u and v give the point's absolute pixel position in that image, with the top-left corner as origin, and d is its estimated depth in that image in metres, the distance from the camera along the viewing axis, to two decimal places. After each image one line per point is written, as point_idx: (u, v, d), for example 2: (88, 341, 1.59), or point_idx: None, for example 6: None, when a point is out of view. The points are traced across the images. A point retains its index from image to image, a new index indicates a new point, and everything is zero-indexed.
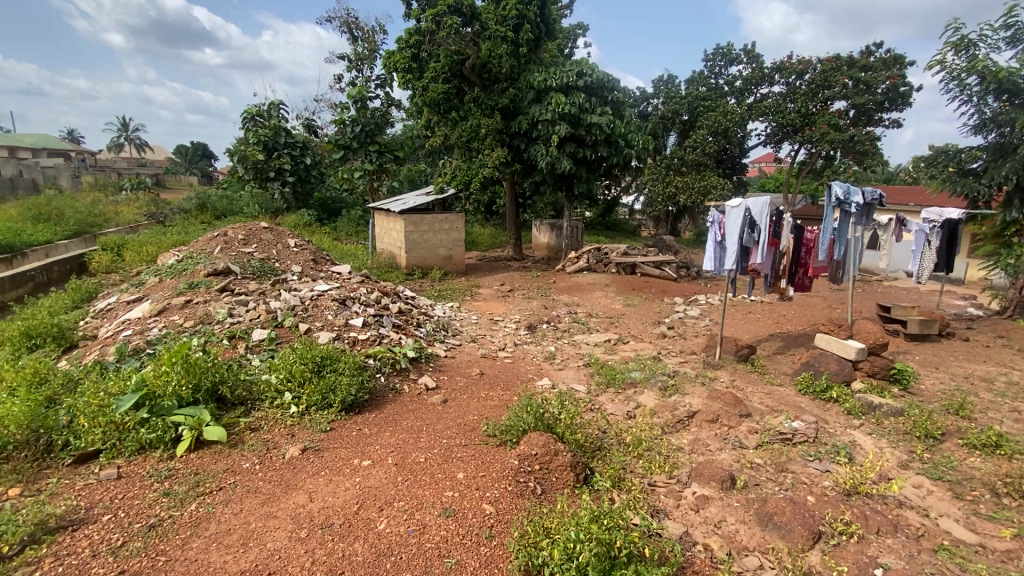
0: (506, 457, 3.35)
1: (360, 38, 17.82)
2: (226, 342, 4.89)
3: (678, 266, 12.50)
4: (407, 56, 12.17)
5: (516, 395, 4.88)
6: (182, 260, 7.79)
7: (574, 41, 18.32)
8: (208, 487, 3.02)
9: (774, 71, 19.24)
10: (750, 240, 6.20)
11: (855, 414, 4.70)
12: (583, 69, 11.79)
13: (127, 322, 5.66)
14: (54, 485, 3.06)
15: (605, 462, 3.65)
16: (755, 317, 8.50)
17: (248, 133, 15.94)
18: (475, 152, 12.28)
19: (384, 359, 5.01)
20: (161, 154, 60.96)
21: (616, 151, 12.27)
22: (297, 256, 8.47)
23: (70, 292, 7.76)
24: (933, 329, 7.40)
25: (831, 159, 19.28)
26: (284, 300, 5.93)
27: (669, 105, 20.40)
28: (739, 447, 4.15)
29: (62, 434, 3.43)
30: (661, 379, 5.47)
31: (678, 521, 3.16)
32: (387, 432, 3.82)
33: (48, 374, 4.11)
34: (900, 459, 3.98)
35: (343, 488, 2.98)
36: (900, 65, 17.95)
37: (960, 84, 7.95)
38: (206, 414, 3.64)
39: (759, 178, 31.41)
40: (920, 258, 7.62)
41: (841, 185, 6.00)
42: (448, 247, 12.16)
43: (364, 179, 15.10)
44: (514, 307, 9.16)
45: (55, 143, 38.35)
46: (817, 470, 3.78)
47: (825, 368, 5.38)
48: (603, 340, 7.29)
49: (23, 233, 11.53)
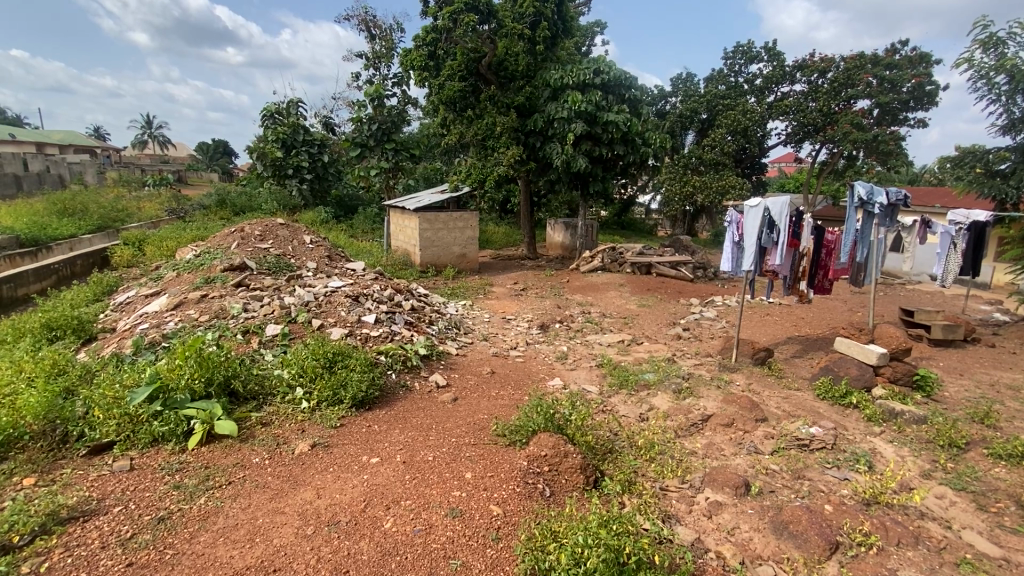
0: (515, 458, 3.32)
1: (378, 36, 17.95)
2: (240, 336, 4.93)
3: (694, 266, 12.35)
4: (423, 54, 12.25)
5: (527, 395, 4.84)
6: (199, 255, 7.87)
7: (591, 38, 18.22)
8: (218, 481, 3.03)
9: (796, 69, 18.91)
10: (769, 241, 6.08)
11: (875, 421, 4.57)
12: (600, 67, 11.68)
13: (145, 315, 5.75)
14: (68, 476, 3.11)
15: (615, 466, 3.58)
16: (773, 320, 8.35)
17: (267, 131, 16.13)
18: (490, 150, 12.25)
19: (395, 357, 5.00)
20: (183, 152, 62.01)
21: (633, 149, 12.14)
22: (312, 252, 8.54)
23: (91, 285, 7.93)
24: (958, 334, 7.19)
25: (853, 159, 18.90)
26: (297, 296, 5.96)
27: (687, 103, 20.17)
28: (754, 452, 4.06)
29: (77, 425, 3.49)
30: (675, 382, 5.39)
31: (690, 527, 3.10)
32: (397, 429, 3.81)
33: (67, 366, 4.21)
34: (922, 469, 3.85)
35: (350, 485, 2.97)
36: (927, 63, 17.52)
37: (988, 83, 7.71)
38: (218, 407, 3.67)
39: (780, 179, 30.90)
40: (945, 261, 7.34)
41: (864, 185, 5.87)
42: (462, 245, 12.16)
43: (380, 177, 15.19)
44: (527, 307, 9.12)
45: (83, 140, 39.37)
46: (834, 478, 3.68)
47: (845, 373, 5.24)
48: (616, 341, 7.21)
49: (48, 226, 11.81)
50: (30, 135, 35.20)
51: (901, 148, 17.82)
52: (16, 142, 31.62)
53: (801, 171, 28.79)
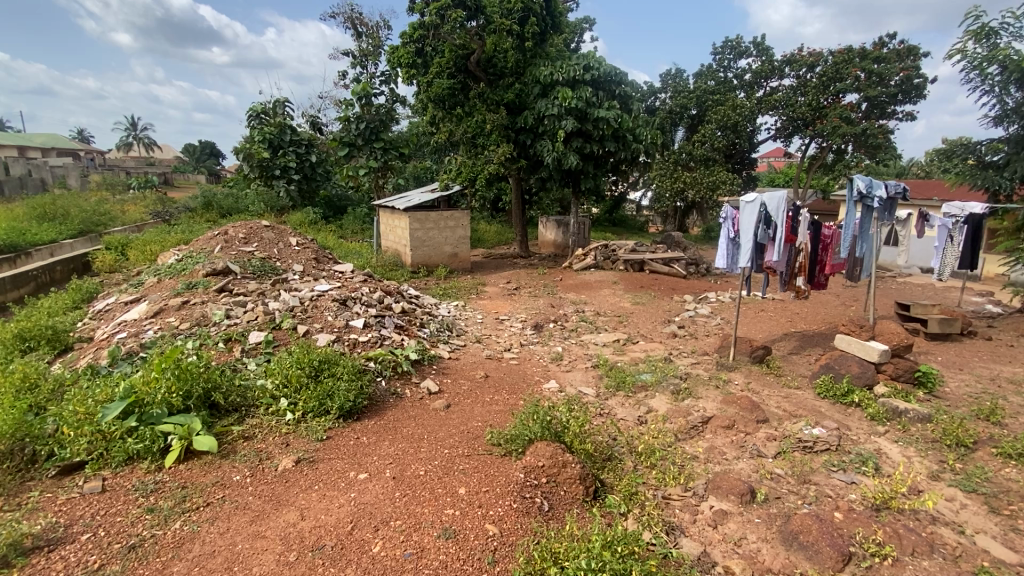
0: (511, 470, 3.17)
1: (365, 34, 17.69)
2: (222, 345, 4.73)
3: (687, 262, 12.25)
4: (411, 51, 12.10)
5: (522, 400, 4.69)
6: (182, 260, 7.63)
7: (579, 35, 18.00)
8: (195, 503, 2.84)
9: (785, 64, 18.89)
10: (766, 237, 5.95)
11: (879, 420, 4.48)
12: (590, 62, 11.51)
13: (123, 323, 5.52)
14: (35, 500, 2.92)
15: (616, 474, 3.45)
16: (768, 316, 8.25)
17: (253, 131, 15.84)
18: (480, 147, 12.10)
19: (385, 363, 4.84)
20: (169, 153, 61.05)
21: (625, 145, 11.99)
22: (299, 254, 8.31)
23: (70, 292, 7.67)
24: (954, 328, 7.09)
25: (841, 153, 18.96)
26: (283, 300, 5.76)
27: (677, 99, 20.10)
28: (757, 455, 3.94)
29: (46, 444, 3.30)
30: (673, 382, 5.25)
31: (695, 538, 2.97)
32: (386, 441, 3.64)
33: (39, 380, 4.03)
34: (930, 470, 3.75)
35: (336, 505, 2.79)
36: (914, 56, 17.56)
37: (981, 74, 7.65)
38: (197, 422, 3.46)
39: (768, 173, 31.02)
40: (943, 256, 7.35)
41: (863, 178, 5.74)
42: (453, 244, 11.99)
43: (369, 176, 14.95)
44: (520, 306, 8.97)
45: (66, 143, 38.66)
46: (842, 481, 3.56)
47: (846, 371, 5.11)
48: (612, 340, 7.07)
49: (27, 232, 11.47)
50: (10, 139, 34.50)
51: (889, 141, 17.89)
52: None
53: (791, 166, 28.94)
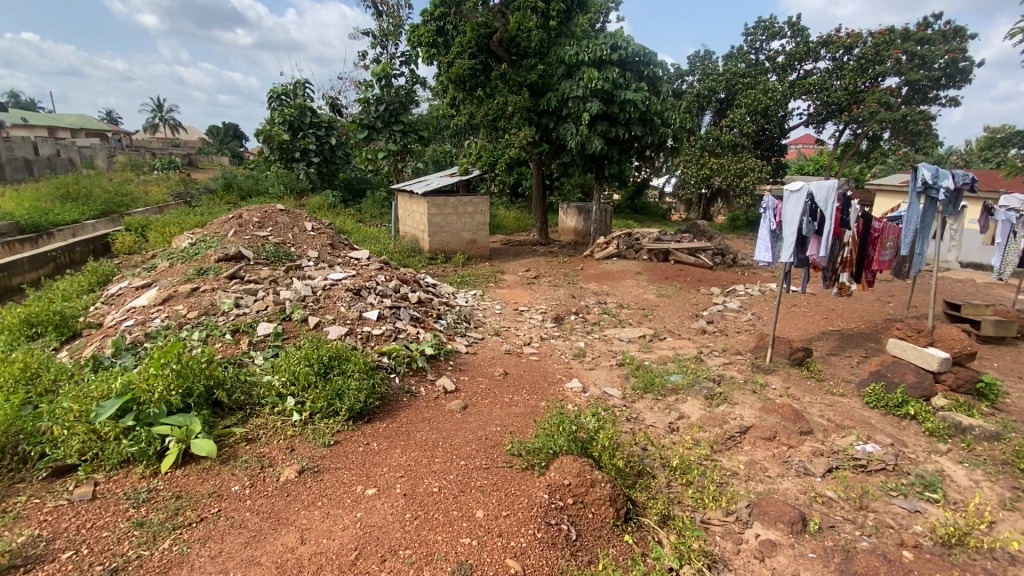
0: (534, 488, 2.86)
1: (385, 13, 17.28)
2: (229, 336, 4.49)
3: (714, 253, 11.74)
4: (431, 29, 11.70)
5: (545, 401, 4.39)
6: (195, 243, 7.42)
7: (605, 15, 17.24)
8: (188, 518, 2.60)
9: (821, 45, 17.90)
10: (810, 230, 5.46)
11: (938, 436, 4.06)
12: (618, 42, 10.87)
13: (131, 311, 5.32)
14: (21, 507, 2.70)
15: (649, 493, 3.14)
16: (803, 313, 7.76)
17: (273, 113, 15.61)
18: (501, 131, 11.66)
19: (399, 359, 4.56)
20: (194, 134, 61.37)
21: (652, 129, 11.39)
22: (314, 240, 8.04)
23: (86, 275, 7.55)
24: (1011, 331, 6.54)
25: (878, 140, 18.08)
26: (294, 289, 5.49)
27: (705, 82, 19.26)
28: (804, 474, 3.55)
29: (38, 443, 3.08)
30: (706, 386, 4.87)
31: (741, 573, 2.64)
32: (398, 448, 3.35)
33: (41, 370, 3.85)
34: (1002, 498, 3.35)
35: (340, 527, 2.52)
36: (961, 38, 16.49)
37: None
38: (196, 423, 3.21)
39: (797, 160, 29.86)
40: (1004, 252, 6.73)
41: (929, 167, 5.29)
42: (472, 231, 11.65)
43: (388, 160, 14.66)
44: (540, 296, 8.62)
45: (94, 124, 39.23)
46: (904, 510, 3.17)
47: (900, 379, 4.65)
48: (637, 336, 6.68)
49: (50, 212, 11.45)
50: (40, 118, 35.10)
51: (931, 128, 16.91)
52: (27, 126, 31.37)
53: (822, 153, 27.75)
